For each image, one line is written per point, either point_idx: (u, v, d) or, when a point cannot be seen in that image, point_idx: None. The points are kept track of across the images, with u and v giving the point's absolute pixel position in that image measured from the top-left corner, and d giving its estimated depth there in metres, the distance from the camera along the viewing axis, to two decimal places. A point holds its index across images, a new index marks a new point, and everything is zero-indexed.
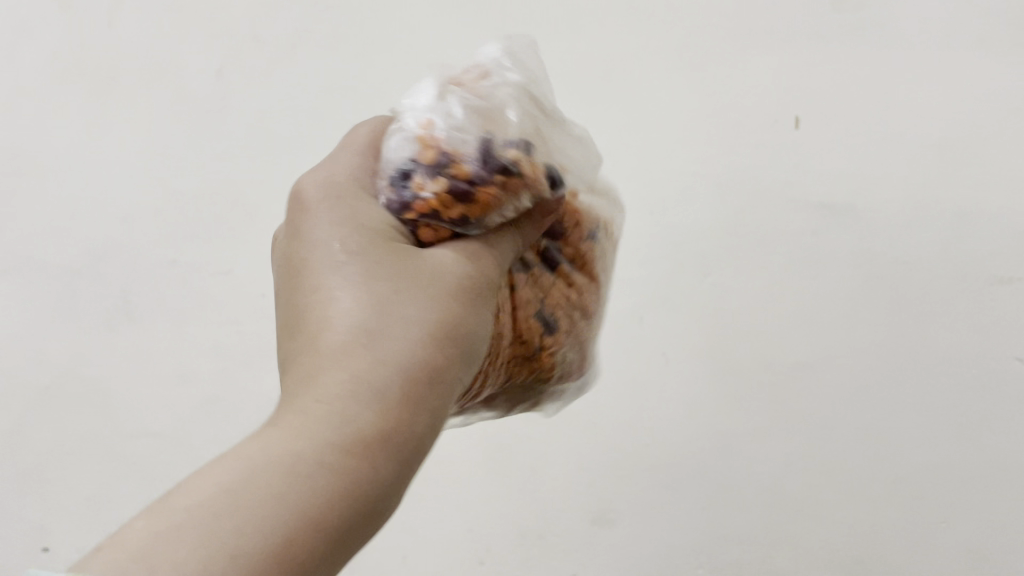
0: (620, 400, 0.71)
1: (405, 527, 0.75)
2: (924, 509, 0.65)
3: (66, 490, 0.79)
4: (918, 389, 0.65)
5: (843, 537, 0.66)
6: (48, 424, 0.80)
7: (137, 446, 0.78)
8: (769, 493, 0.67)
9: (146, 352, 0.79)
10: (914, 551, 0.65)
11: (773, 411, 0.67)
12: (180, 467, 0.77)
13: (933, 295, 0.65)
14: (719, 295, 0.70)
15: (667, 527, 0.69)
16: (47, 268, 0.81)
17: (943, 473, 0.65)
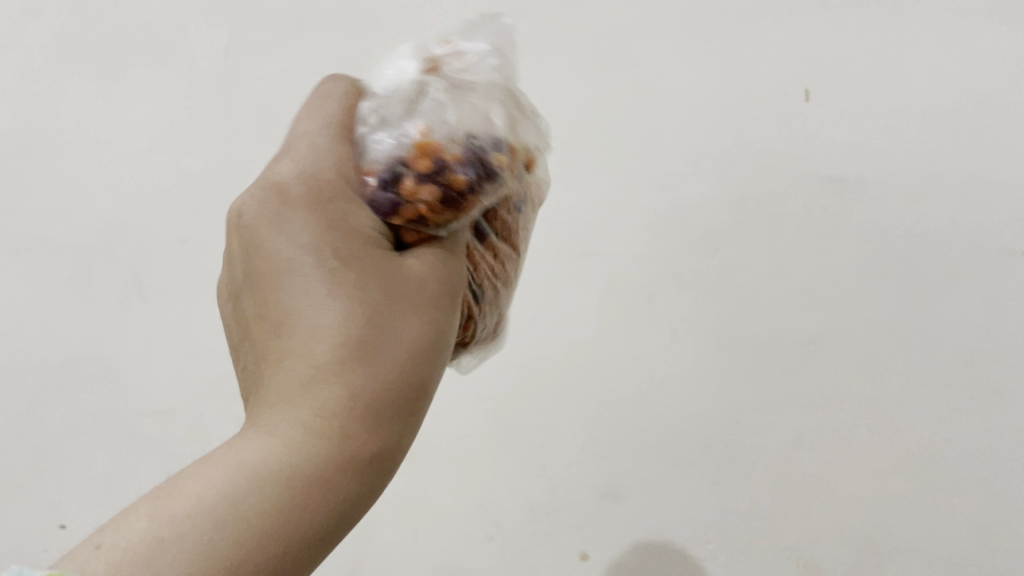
0: (628, 376, 0.70)
1: (414, 504, 0.75)
2: (937, 483, 0.64)
3: (79, 469, 0.80)
4: (930, 363, 0.65)
5: (854, 512, 0.65)
6: (63, 403, 0.81)
7: (150, 425, 0.78)
8: (778, 468, 0.67)
9: (157, 331, 0.79)
10: (927, 525, 0.64)
11: (783, 385, 0.67)
12: (190, 447, 0.78)
13: (944, 268, 0.65)
14: (728, 270, 0.69)
15: (676, 503, 0.68)
16: (57, 248, 0.82)
17: (955, 446, 0.64)
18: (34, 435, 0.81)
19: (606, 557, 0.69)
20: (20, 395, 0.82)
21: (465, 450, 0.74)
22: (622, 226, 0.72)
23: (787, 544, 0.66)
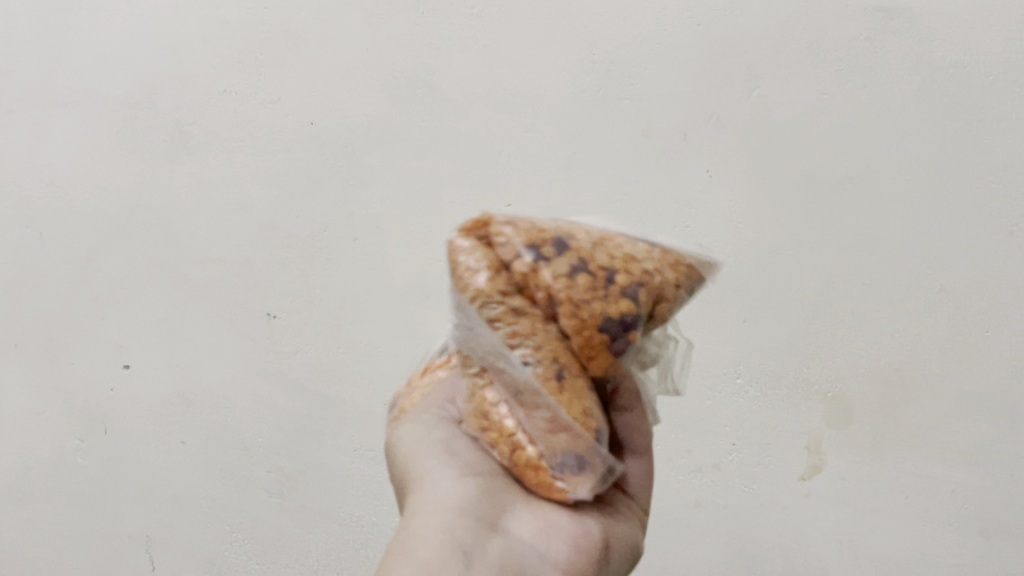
0: (663, 218, 0.70)
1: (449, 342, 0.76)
2: (968, 319, 0.65)
3: (138, 314, 0.83)
4: (967, 198, 0.65)
5: (883, 348, 0.66)
6: (119, 252, 0.83)
7: (203, 272, 0.81)
8: (810, 306, 0.68)
9: (203, 182, 0.80)
10: (954, 360, 0.65)
11: (816, 223, 0.67)
12: (242, 293, 0.80)
13: (988, 102, 0.64)
14: (765, 108, 0.68)
15: (707, 342, 0.70)
16: (105, 101, 0.82)
17: (988, 281, 0.64)
18: (94, 282, 0.84)
19: None
20: (78, 247, 0.84)
21: None
22: (660, 65, 0.70)
23: (815, 378, 0.68)
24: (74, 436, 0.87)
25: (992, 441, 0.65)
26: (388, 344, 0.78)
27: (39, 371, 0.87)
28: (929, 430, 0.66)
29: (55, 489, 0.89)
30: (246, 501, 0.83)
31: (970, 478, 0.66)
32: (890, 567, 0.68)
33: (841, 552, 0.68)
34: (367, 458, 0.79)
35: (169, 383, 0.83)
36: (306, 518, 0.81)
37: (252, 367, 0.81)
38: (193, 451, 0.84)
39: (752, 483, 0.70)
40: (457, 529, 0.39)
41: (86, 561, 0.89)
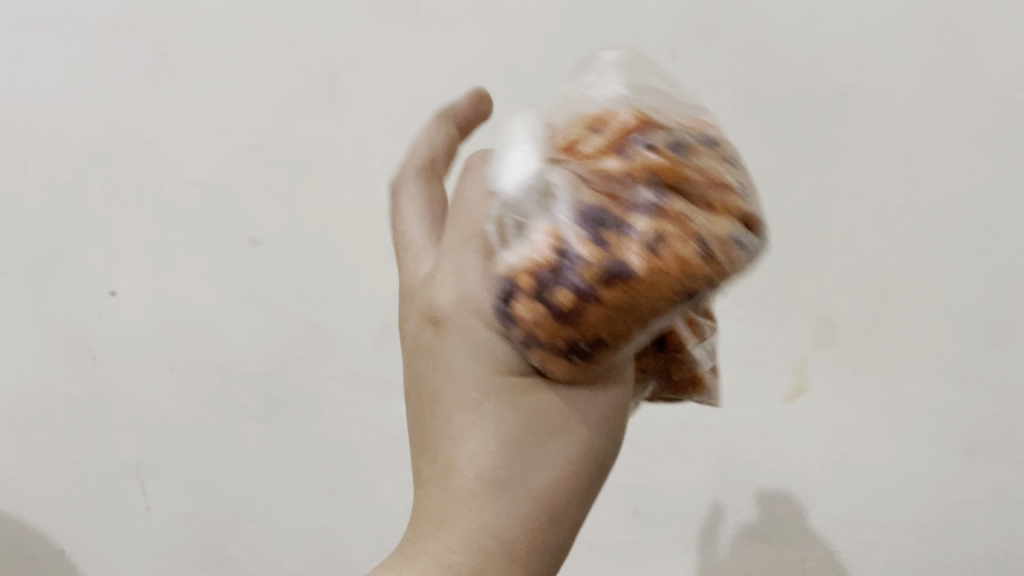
0: None
1: None
2: (955, 239, 0.64)
3: (122, 239, 0.82)
4: (959, 114, 0.63)
5: (869, 267, 0.66)
6: (100, 177, 0.82)
7: (187, 197, 0.80)
8: (797, 225, 0.68)
9: (185, 104, 0.79)
10: (940, 278, 0.65)
11: (804, 142, 0.66)
12: (227, 218, 0.79)
13: (987, 12, 0.61)
14: (757, 25, 0.65)
15: None
16: (79, 23, 0.79)
17: (976, 199, 0.63)
18: (75, 208, 0.83)
19: None
20: (58, 174, 0.82)
21: None
22: None
23: (803, 301, 0.68)
24: (59, 364, 0.86)
25: (978, 360, 0.65)
26: (377, 270, 0.78)
27: (18, 298, 0.85)
28: (916, 349, 0.66)
29: (42, 415, 0.88)
30: (237, 427, 0.83)
31: (955, 397, 0.65)
32: (872, 487, 0.68)
33: (825, 472, 0.69)
34: (354, 382, 0.79)
35: (156, 309, 0.83)
36: (295, 443, 0.82)
37: (238, 293, 0.80)
38: (182, 378, 0.84)
39: (737, 405, 0.71)
40: None
41: (75, 490, 0.89)
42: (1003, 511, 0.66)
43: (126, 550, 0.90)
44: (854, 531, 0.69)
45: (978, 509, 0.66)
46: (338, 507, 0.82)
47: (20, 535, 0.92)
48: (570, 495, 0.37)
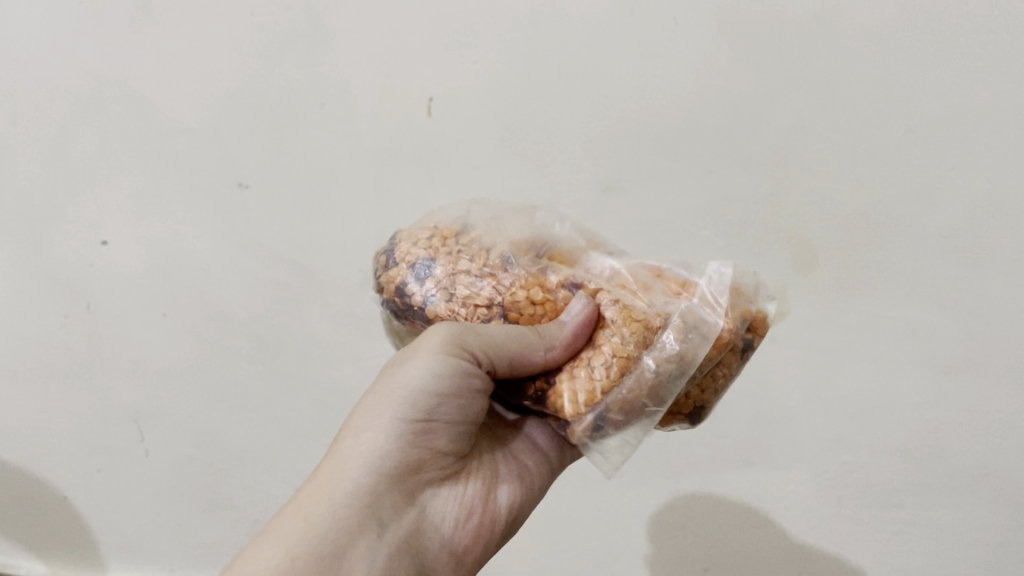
0: (631, 69, 0.67)
1: (427, 204, 0.77)
2: (932, 162, 0.63)
3: (111, 189, 0.82)
4: (942, 36, 0.60)
5: (850, 193, 0.66)
6: (86, 127, 0.80)
7: (176, 144, 0.79)
8: (778, 151, 0.66)
9: (170, 53, 0.75)
10: (921, 204, 0.64)
11: (783, 68, 0.64)
12: (213, 163, 0.79)
13: None
14: None
15: (676, 192, 0.70)
16: None
17: (954, 123, 0.62)
18: (65, 160, 0.82)
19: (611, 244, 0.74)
20: (47, 127, 0.81)
21: (472, 151, 0.74)
22: None
23: (782, 227, 0.68)
24: (57, 314, 0.88)
25: (955, 282, 0.65)
26: (362, 210, 0.77)
27: (19, 252, 0.87)
28: (893, 271, 0.66)
29: (47, 364, 0.91)
30: (233, 369, 0.85)
31: (931, 318, 0.66)
32: (851, 410, 0.70)
33: (805, 395, 0.71)
34: (343, 323, 0.80)
35: (147, 257, 0.84)
36: (289, 385, 0.84)
37: (228, 238, 0.81)
38: (176, 324, 0.85)
39: None
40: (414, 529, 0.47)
41: (86, 435, 0.93)
42: (981, 432, 0.67)
43: (137, 487, 0.95)
44: (836, 453, 0.71)
45: (953, 428, 0.68)
46: (333, 445, 0.85)
47: (38, 478, 0.97)
48: (392, 472, 0.46)
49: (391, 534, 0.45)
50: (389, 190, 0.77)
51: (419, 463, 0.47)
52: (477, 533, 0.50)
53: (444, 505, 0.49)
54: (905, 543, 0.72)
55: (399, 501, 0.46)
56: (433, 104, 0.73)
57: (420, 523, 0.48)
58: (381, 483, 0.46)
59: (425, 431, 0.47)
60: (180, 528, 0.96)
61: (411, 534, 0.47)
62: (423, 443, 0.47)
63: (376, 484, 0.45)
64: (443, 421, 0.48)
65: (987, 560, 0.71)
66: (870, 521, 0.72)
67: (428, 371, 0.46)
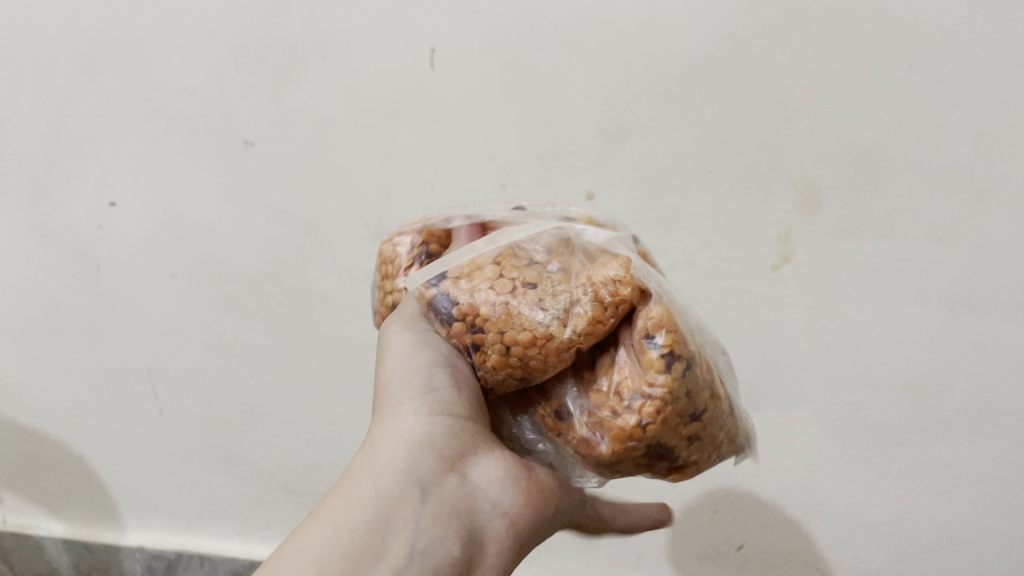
0: (633, 15, 0.65)
1: (430, 155, 0.75)
2: (935, 100, 0.63)
3: (116, 149, 0.82)
4: None
5: (855, 134, 0.65)
6: (89, 88, 0.80)
7: (178, 102, 0.78)
8: (782, 94, 0.65)
9: (170, 11, 0.75)
10: (925, 141, 0.64)
11: (786, 10, 0.63)
12: (215, 121, 0.78)
13: None
14: None
15: (681, 140, 0.69)
16: None
17: (958, 60, 0.61)
18: (70, 122, 0.82)
19: (613, 193, 0.73)
20: (50, 89, 0.81)
21: (475, 101, 0.72)
22: None
23: (788, 169, 0.67)
24: (68, 275, 0.89)
25: (959, 219, 0.65)
26: (363, 164, 0.77)
27: (29, 215, 0.87)
28: (898, 209, 0.66)
29: (60, 325, 0.92)
30: (243, 326, 0.86)
31: (936, 256, 0.66)
32: (856, 349, 0.71)
33: (810, 336, 0.72)
34: (350, 277, 0.81)
35: (154, 217, 0.84)
36: (298, 342, 0.85)
37: (233, 195, 0.81)
38: (185, 282, 0.86)
39: (724, 277, 0.72)
40: (461, 497, 0.44)
41: (104, 393, 0.95)
42: (985, 365, 0.68)
43: (154, 445, 0.97)
44: (842, 393, 0.73)
45: (958, 362, 0.69)
46: (343, 401, 0.86)
47: (60, 435, 1.00)
48: (421, 442, 0.45)
49: (438, 500, 0.43)
50: (388, 143, 0.76)
51: (449, 432, 0.46)
52: (527, 500, 0.47)
53: (488, 467, 0.47)
54: (912, 482, 0.74)
55: (439, 468, 0.44)
56: (435, 56, 0.71)
57: (465, 493, 0.45)
58: (411, 454, 0.44)
59: (436, 401, 0.46)
60: (196, 484, 0.98)
61: (458, 501, 0.44)
62: (443, 409, 0.46)
63: (410, 454, 0.44)
64: (449, 389, 0.47)
65: (991, 496, 0.72)
66: (876, 460, 0.74)
67: (407, 354, 0.48)
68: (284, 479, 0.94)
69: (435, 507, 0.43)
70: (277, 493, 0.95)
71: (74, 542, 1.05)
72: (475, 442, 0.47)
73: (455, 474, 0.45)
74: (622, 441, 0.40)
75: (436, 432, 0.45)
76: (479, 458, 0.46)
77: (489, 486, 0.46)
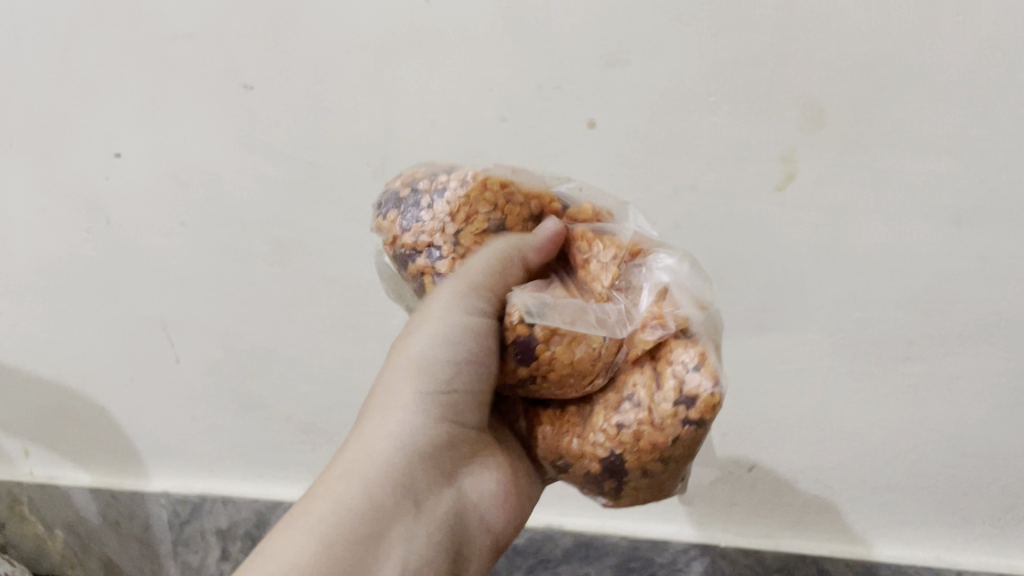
0: None
1: (430, 93, 0.74)
2: (938, 7, 0.61)
3: (116, 100, 0.82)
4: None
5: (858, 47, 0.63)
6: (87, 38, 0.79)
7: (175, 49, 0.77)
8: (786, 8, 0.63)
9: None
10: (931, 52, 0.62)
11: None
12: (213, 67, 0.78)
13: None
14: None
15: (682, 61, 0.67)
16: None
17: None
18: (71, 75, 0.82)
19: (615, 120, 0.71)
20: (49, 41, 0.80)
21: (472, 33, 0.71)
22: None
23: (788, 87, 0.66)
24: (79, 228, 0.90)
25: (962, 130, 0.64)
26: (363, 104, 0.76)
27: (38, 169, 0.88)
28: (902, 123, 0.65)
29: (75, 278, 0.93)
30: (253, 272, 0.87)
31: (942, 168, 0.66)
32: (861, 266, 0.71)
33: (816, 256, 0.72)
34: (357, 219, 0.81)
35: (159, 167, 0.84)
36: (309, 284, 0.86)
37: (238, 141, 0.81)
38: (195, 231, 0.87)
39: (729, 200, 0.72)
40: (447, 506, 0.53)
41: (121, 343, 0.97)
42: (989, 277, 0.68)
43: (173, 393, 0.99)
44: (850, 311, 0.73)
45: (964, 275, 0.69)
46: (357, 341, 0.88)
47: (82, 386, 1.02)
48: (429, 436, 0.52)
49: (431, 508, 0.51)
50: (387, 82, 0.75)
51: (448, 437, 0.53)
52: (507, 517, 0.58)
53: (474, 478, 0.56)
54: (920, 396, 0.75)
55: (433, 480, 0.52)
56: None
57: (452, 498, 0.54)
58: (414, 462, 0.51)
59: (450, 403, 0.53)
60: (216, 430, 1.00)
61: (445, 510, 0.52)
62: (446, 414, 0.53)
63: (410, 463, 0.51)
64: (464, 390, 0.53)
65: (999, 404, 0.73)
66: (884, 377, 0.75)
67: (441, 340, 0.52)
68: (301, 420, 0.96)
69: (426, 521, 0.50)
70: (295, 435, 0.97)
71: (102, 490, 1.08)
72: (466, 452, 0.55)
73: (446, 487, 0.53)
74: (602, 445, 0.49)
75: (436, 438, 0.52)
76: (466, 468, 0.56)
77: (474, 493, 0.56)
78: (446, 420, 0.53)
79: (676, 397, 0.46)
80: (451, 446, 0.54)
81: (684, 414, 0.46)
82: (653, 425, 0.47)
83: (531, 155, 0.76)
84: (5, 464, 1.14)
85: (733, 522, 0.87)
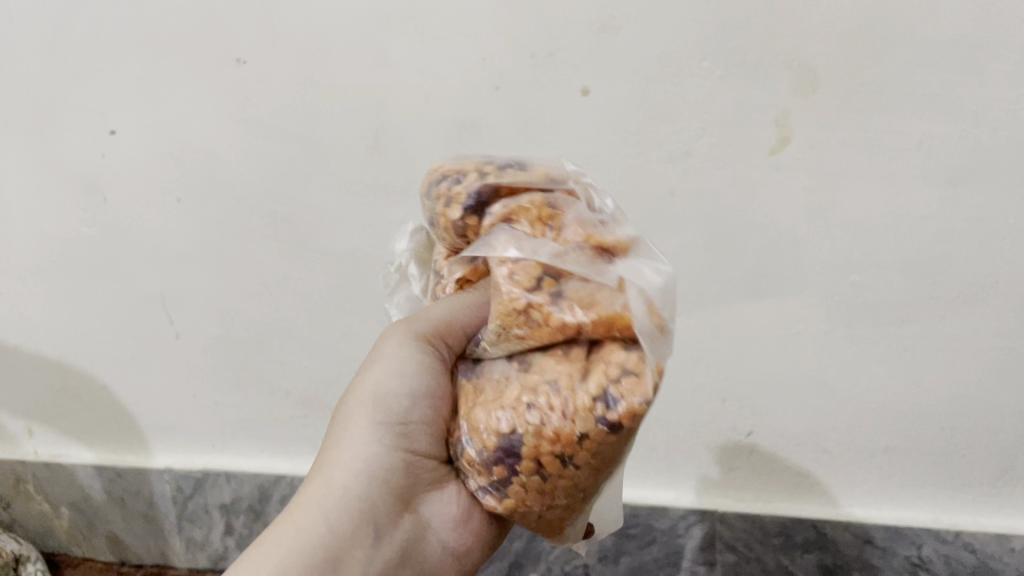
0: None
1: (422, 63, 0.74)
2: None
3: (109, 77, 0.81)
4: None
5: (852, 8, 0.63)
6: (78, 13, 0.79)
7: (167, 24, 0.77)
8: None
9: None
10: (926, 12, 0.62)
11: None
12: (205, 41, 0.77)
13: None
14: None
15: (674, 26, 0.67)
16: None
17: None
18: (64, 53, 0.81)
19: (608, 87, 0.71)
20: (40, 17, 0.80)
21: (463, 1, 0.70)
22: None
23: (781, 50, 0.66)
24: (76, 205, 0.90)
25: (957, 90, 0.64)
26: (356, 76, 0.76)
27: (33, 147, 0.88)
28: (896, 84, 0.65)
29: (74, 256, 0.94)
30: (250, 247, 0.87)
31: (936, 128, 0.66)
32: (856, 229, 0.71)
33: (810, 220, 0.72)
34: (352, 192, 0.81)
35: (154, 143, 0.84)
36: (306, 258, 0.86)
37: (231, 115, 0.81)
38: (191, 207, 0.87)
39: (723, 166, 0.72)
40: (407, 535, 0.50)
41: (121, 320, 0.97)
42: (984, 238, 0.68)
43: (174, 370, 0.99)
44: (845, 275, 0.73)
45: (959, 236, 0.69)
46: (356, 314, 0.88)
47: (84, 364, 1.03)
48: (386, 467, 0.49)
49: (389, 542, 0.48)
50: (379, 52, 0.74)
51: (408, 467, 0.50)
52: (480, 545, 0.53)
53: (440, 505, 0.51)
54: (916, 358, 0.75)
55: (393, 509, 0.49)
56: None
57: (414, 529, 0.50)
58: (369, 495, 0.48)
59: (405, 432, 0.50)
60: (217, 406, 1.01)
61: (405, 544, 0.49)
62: (404, 444, 0.50)
63: (366, 493, 0.48)
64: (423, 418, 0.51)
65: (995, 365, 0.74)
66: (879, 340, 0.75)
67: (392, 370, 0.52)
68: (300, 395, 0.96)
69: (380, 556, 0.47)
70: (295, 410, 0.98)
71: (105, 468, 1.09)
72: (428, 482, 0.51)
73: (408, 517, 0.50)
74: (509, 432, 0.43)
75: (393, 468, 0.49)
76: (432, 495, 0.51)
77: (437, 522, 0.51)
78: (406, 447, 0.50)
79: (598, 388, 0.40)
80: (410, 476, 0.50)
81: (600, 409, 0.39)
82: (559, 414, 0.40)
83: (524, 126, 0.75)
84: (8, 444, 1.15)
85: (732, 488, 0.88)
